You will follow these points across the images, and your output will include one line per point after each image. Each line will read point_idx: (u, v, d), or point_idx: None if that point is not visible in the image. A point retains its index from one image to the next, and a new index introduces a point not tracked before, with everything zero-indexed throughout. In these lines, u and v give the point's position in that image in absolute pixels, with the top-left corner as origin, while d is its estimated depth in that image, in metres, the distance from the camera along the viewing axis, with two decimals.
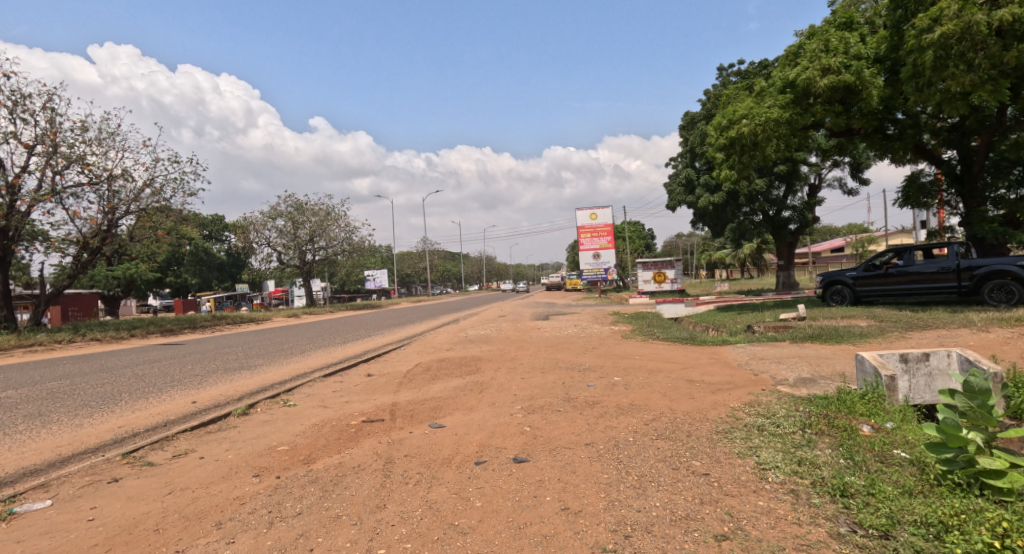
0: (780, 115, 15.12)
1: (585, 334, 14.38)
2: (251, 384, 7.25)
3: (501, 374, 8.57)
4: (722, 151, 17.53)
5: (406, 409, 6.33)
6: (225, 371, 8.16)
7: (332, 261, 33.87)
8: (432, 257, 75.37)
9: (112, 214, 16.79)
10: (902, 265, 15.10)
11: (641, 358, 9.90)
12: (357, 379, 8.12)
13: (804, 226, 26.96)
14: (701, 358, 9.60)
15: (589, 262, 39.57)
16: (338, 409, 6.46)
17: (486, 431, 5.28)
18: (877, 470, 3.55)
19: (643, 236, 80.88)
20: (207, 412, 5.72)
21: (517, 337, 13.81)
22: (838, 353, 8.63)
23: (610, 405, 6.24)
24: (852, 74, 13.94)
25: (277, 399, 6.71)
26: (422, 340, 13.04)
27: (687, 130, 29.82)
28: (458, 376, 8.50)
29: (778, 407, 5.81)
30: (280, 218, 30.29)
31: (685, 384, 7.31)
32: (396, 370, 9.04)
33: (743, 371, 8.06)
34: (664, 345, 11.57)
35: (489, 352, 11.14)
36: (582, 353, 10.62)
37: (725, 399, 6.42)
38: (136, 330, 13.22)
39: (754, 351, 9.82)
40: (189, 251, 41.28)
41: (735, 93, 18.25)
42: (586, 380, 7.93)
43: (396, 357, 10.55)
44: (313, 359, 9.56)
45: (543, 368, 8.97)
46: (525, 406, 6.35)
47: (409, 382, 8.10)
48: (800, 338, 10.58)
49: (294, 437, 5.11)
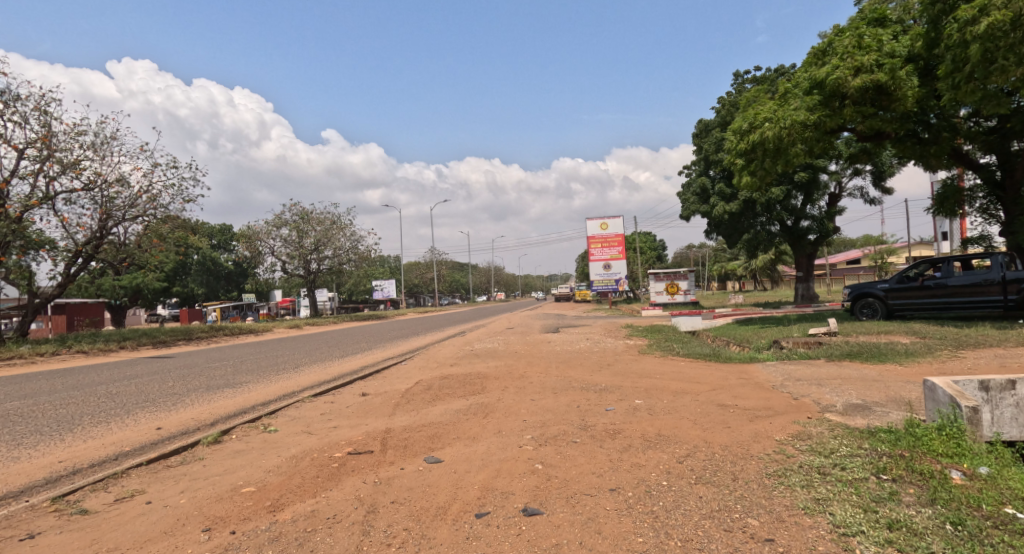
0: (807, 118, 14.38)
1: (598, 348, 13.52)
2: (232, 405, 6.45)
3: (509, 395, 7.76)
4: (742, 156, 16.76)
5: (400, 437, 5.53)
6: (208, 389, 7.39)
7: (338, 271, 33.25)
8: (439, 267, 74.88)
9: (107, 221, 16.20)
10: (939, 277, 14.24)
11: (661, 376, 9.05)
12: (351, 400, 7.32)
13: (824, 236, 26.08)
14: (729, 377, 8.76)
15: (599, 273, 38.56)
16: (323, 435, 5.67)
17: (492, 470, 4.48)
18: (1002, 543, 2.73)
19: (654, 247, 80.10)
20: (171, 440, 4.92)
21: (527, 352, 12.98)
22: (885, 376, 7.76)
23: (634, 436, 5.43)
24: (886, 72, 13.24)
25: (258, 421, 5.91)
26: (425, 354, 12.25)
27: (701, 137, 29.08)
28: (461, 397, 7.68)
29: (833, 441, 4.98)
30: (286, 227, 29.81)
31: (718, 411, 6.48)
32: (394, 390, 8.22)
33: (779, 395, 7.22)
34: (685, 362, 10.71)
35: (496, 368, 10.33)
36: (596, 370, 9.79)
37: (766, 430, 5.58)
38: (125, 342, 12.48)
39: (787, 371, 8.96)
40: (196, 261, 40.95)
41: (755, 96, 17.50)
42: (604, 403, 7.12)
43: (396, 373, 9.76)
44: (308, 375, 8.77)
45: (555, 389, 8.14)
46: (536, 435, 5.55)
47: (408, 403, 7.30)
48: (837, 357, 9.72)
49: (265, 473, 4.34)
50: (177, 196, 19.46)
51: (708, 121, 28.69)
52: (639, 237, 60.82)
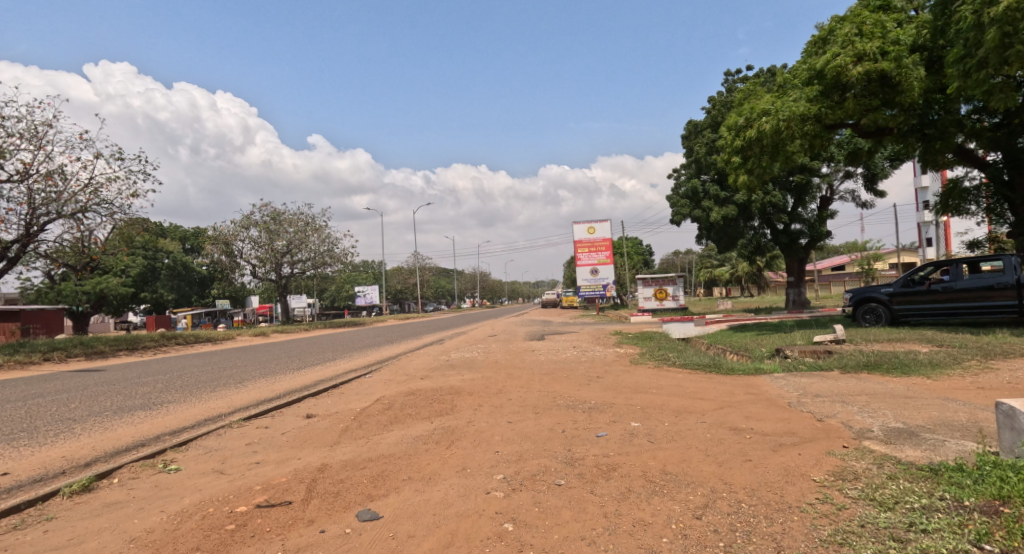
0: (806, 110, 13.39)
1: (585, 358, 12.37)
2: (131, 433, 5.16)
3: (482, 416, 6.57)
4: (738, 153, 15.69)
5: (336, 479, 4.32)
6: (116, 411, 6.09)
7: (312, 275, 31.79)
8: (423, 271, 73.59)
9: (37, 218, 14.68)
10: (948, 280, 13.36)
11: (660, 391, 7.92)
12: (291, 425, 6.05)
13: (816, 240, 25.28)
14: (736, 392, 7.67)
15: (586, 278, 37.51)
16: (237, 475, 4.42)
17: (445, 533, 3.29)
18: None
19: (641, 252, 79.39)
20: (11, 494, 3.67)
21: (507, 362, 11.79)
22: (918, 392, 6.74)
23: (634, 476, 4.26)
24: (889, 61, 12.38)
25: (157, 456, 4.63)
26: (393, 366, 11.01)
27: (691, 139, 28.25)
28: (424, 420, 6.46)
29: (888, 482, 3.88)
30: (256, 228, 28.31)
31: (731, 437, 5.37)
32: (347, 411, 6.96)
33: (800, 415, 6.15)
34: (682, 374, 9.60)
35: (471, 382, 9.13)
36: (585, 384, 8.62)
37: (798, 465, 4.45)
38: (53, 353, 11.02)
39: (802, 385, 7.89)
40: (166, 266, 39.16)
41: (750, 90, 16.50)
42: (595, 427, 5.96)
43: (356, 390, 8.47)
44: (249, 393, 7.48)
45: (537, 408, 6.95)
46: (510, 475, 4.36)
47: (359, 428, 6.04)
48: (853, 369, 8.71)
49: (124, 545, 3.10)
50: (129, 193, 18.14)
51: (698, 122, 27.91)
52: (625, 242, 60.05)
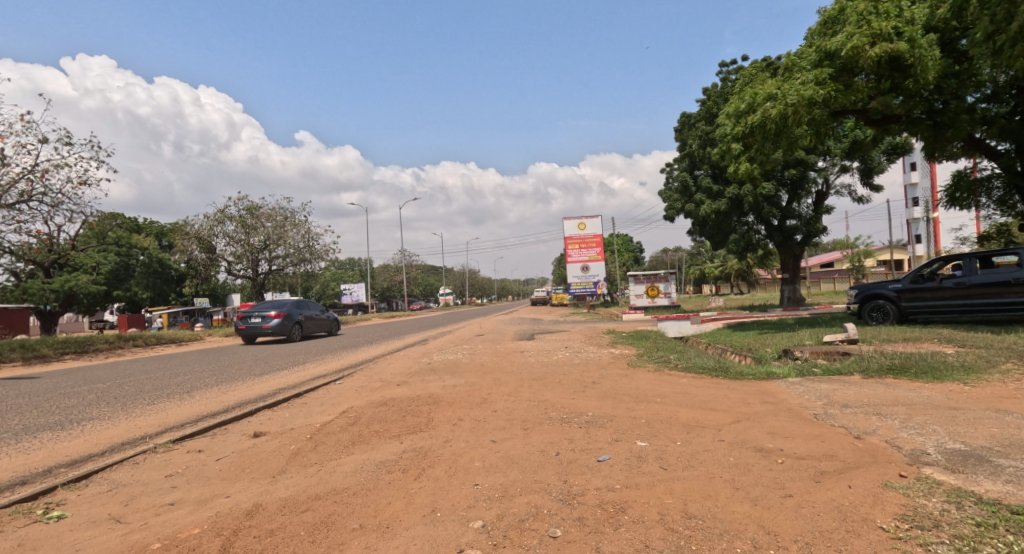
0: (815, 94, 12.57)
1: (578, 360, 11.42)
2: (18, 466, 4.15)
3: (462, 434, 5.61)
4: (739, 140, 14.84)
5: (267, 528, 3.36)
6: (19, 432, 5.07)
7: (291, 272, 30.56)
8: (410, 268, 72.38)
9: None
10: (960, 276, 12.60)
11: (665, 401, 6.99)
12: (233, 447, 5.03)
13: (812, 235, 24.54)
14: (752, 401, 6.78)
15: (577, 275, 36.60)
16: (139, 522, 3.44)
17: None
18: None
19: (632, 248, 78.80)
20: None
21: (493, 365, 10.82)
22: (962, 403, 5.88)
23: (649, 524, 3.34)
24: (904, 41, 11.66)
25: (40, 500, 3.64)
26: (367, 371, 9.98)
27: (684, 132, 27.43)
28: (393, 438, 5.48)
29: (984, 536, 2.99)
30: (232, 222, 27.06)
31: (760, 462, 4.46)
32: (304, 427, 5.96)
33: (833, 431, 5.27)
34: (686, 379, 8.68)
35: (452, 390, 8.16)
36: (580, 392, 7.67)
37: (853, 505, 3.55)
38: None
39: (824, 393, 7.00)
40: (141, 263, 37.66)
41: (752, 74, 15.65)
42: (594, 449, 5.02)
43: (320, 401, 7.46)
44: (193, 405, 6.45)
45: (525, 422, 6.00)
46: (491, 522, 3.42)
47: (314, 451, 5.04)
48: (876, 375, 7.83)
49: None
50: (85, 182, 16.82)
51: (692, 114, 27.11)
52: (616, 239, 59.25)
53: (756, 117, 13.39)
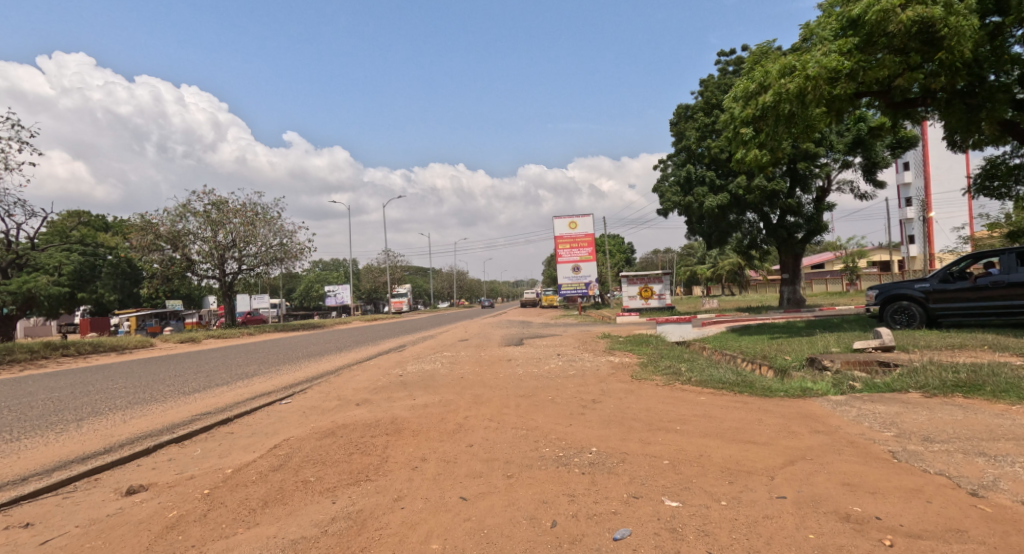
0: (837, 65, 11.20)
1: (572, 370, 9.89)
2: None
3: (421, 486, 4.08)
4: (747, 125, 13.41)
5: None
6: None
7: (262, 273, 28.84)
8: (395, 269, 70.41)
9: None
10: (997, 273, 11.23)
11: (688, 430, 5.48)
12: (80, 518, 3.48)
13: (814, 233, 23.28)
14: (798, 431, 5.30)
15: (568, 276, 35.14)
16: None
17: None
18: None
19: (623, 250, 77.65)
20: None
21: (473, 377, 9.28)
22: None
23: None
24: (941, 5, 10.33)
25: None
26: (324, 387, 8.41)
27: (680, 125, 26.06)
28: (324, 494, 3.94)
29: None
30: (196, 217, 25.29)
31: (857, 544, 2.98)
32: (208, 473, 4.41)
33: (937, 483, 3.78)
34: (704, 397, 7.20)
35: (419, 413, 6.59)
36: (578, 417, 6.14)
37: None
38: None
39: (887, 419, 5.51)
40: (107, 264, 35.59)
41: (761, 54, 14.24)
42: (607, 515, 3.49)
43: (252, 430, 5.89)
44: (67, 443, 4.89)
45: (510, 466, 4.48)
46: None
47: (204, 518, 3.51)
48: (940, 393, 6.39)
49: None
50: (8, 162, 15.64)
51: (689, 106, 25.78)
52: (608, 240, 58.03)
53: (770, 96, 11.94)
